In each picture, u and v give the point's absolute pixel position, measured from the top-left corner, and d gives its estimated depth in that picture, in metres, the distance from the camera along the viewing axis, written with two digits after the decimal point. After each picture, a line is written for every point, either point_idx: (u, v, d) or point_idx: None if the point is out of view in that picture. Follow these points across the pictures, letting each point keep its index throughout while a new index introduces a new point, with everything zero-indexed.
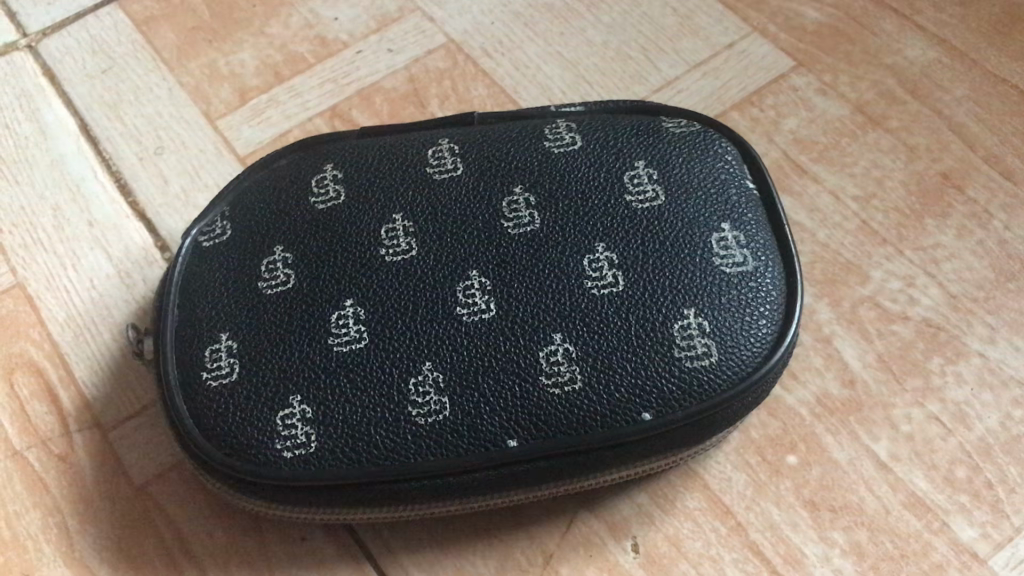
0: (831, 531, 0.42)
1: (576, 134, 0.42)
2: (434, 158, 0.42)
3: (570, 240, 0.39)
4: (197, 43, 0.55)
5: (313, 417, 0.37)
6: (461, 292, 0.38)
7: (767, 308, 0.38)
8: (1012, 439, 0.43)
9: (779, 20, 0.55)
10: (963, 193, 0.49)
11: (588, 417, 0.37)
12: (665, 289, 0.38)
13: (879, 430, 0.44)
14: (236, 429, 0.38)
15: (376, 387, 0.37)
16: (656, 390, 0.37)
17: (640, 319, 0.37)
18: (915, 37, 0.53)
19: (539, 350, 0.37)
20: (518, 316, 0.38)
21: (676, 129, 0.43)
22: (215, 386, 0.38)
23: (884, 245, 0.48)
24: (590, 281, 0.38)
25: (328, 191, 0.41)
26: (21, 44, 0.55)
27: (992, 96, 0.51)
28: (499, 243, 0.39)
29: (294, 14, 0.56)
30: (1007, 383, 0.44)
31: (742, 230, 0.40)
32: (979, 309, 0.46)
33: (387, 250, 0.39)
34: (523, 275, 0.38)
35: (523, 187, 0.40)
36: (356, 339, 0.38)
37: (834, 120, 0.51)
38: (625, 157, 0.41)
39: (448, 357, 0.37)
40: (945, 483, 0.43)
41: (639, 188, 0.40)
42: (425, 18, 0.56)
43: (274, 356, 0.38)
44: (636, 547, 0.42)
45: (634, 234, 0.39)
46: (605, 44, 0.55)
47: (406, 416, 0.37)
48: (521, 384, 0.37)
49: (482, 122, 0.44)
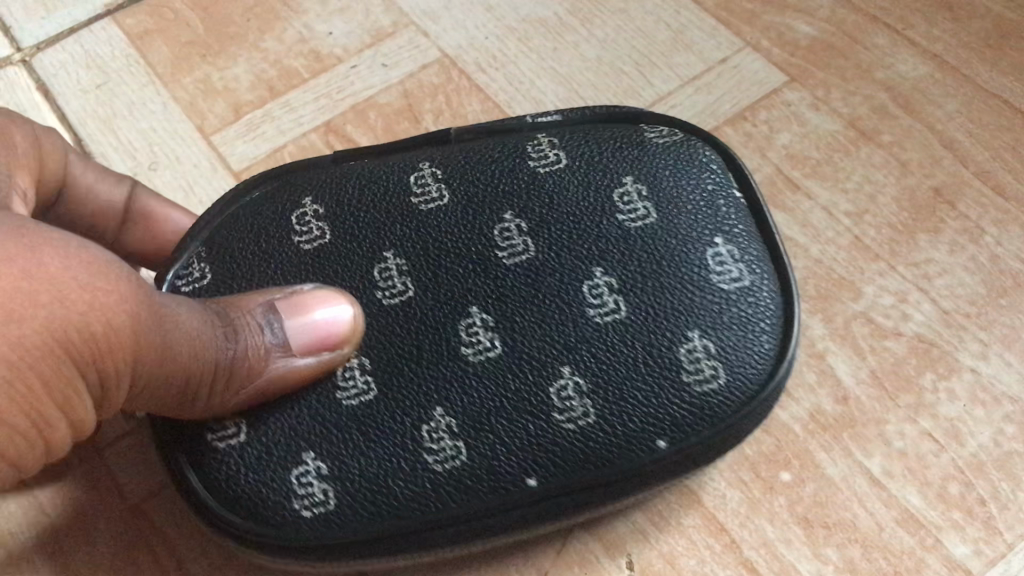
0: (825, 548, 0.42)
1: (560, 150, 0.41)
2: (418, 186, 0.41)
3: (567, 268, 0.39)
4: (192, 58, 0.55)
5: (329, 474, 0.37)
6: (462, 330, 0.38)
7: (769, 322, 0.38)
8: (1004, 455, 0.44)
9: (771, 34, 0.55)
10: (954, 208, 0.49)
11: (604, 449, 0.37)
12: (669, 313, 0.38)
13: (873, 446, 0.44)
14: (249, 492, 0.37)
15: (388, 437, 0.37)
16: (669, 418, 0.37)
17: (644, 346, 0.37)
18: (907, 51, 0.54)
19: (549, 387, 0.37)
20: (525, 354, 0.38)
21: (658, 139, 0.42)
22: (223, 448, 0.37)
23: (877, 260, 0.48)
24: (592, 309, 0.38)
25: (311, 229, 0.40)
26: (14, 59, 0.54)
27: (983, 111, 0.52)
28: (496, 276, 0.39)
29: (288, 29, 0.56)
30: (999, 399, 0.45)
31: (734, 242, 0.39)
32: (971, 325, 0.46)
33: (384, 293, 0.39)
34: (525, 310, 0.38)
35: (513, 213, 0.40)
36: (366, 391, 0.38)
37: (826, 135, 0.52)
38: (611, 175, 0.41)
39: (457, 399, 0.37)
40: (939, 500, 0.43)
41: (630, 206, 0.40)
42: (419, 33, 0.56)
43: (279, 413, 0.37)
44: (631, 564, 0.42)
45: (631, 257, 0.39)
46: (598, 59, 0.55)
47: (422, 463, 0.37)
48: (535, 423, 0.37)
49: (459, 137, 0.43)
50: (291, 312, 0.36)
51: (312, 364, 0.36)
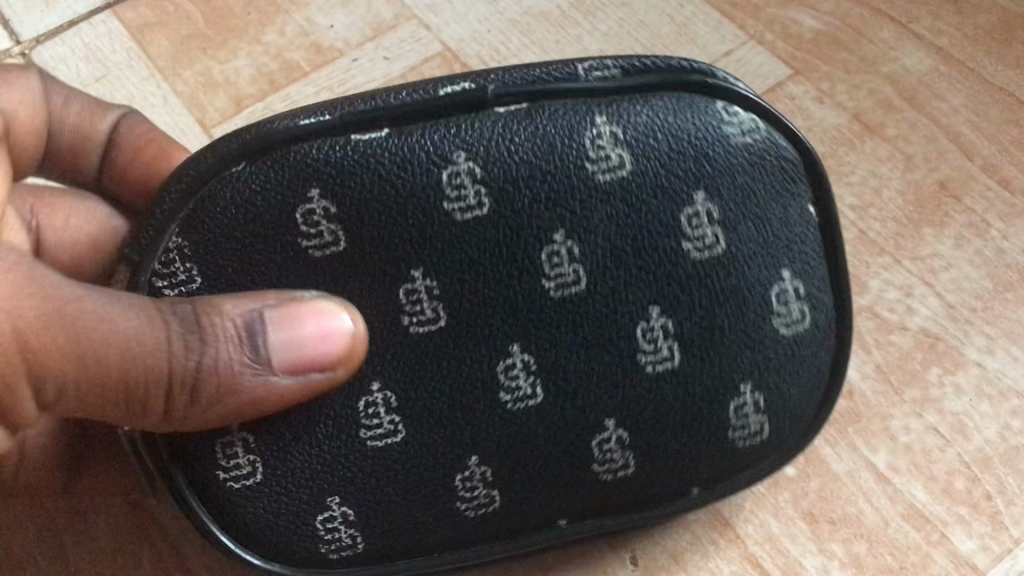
0: (830, 543, 0.42)
1: (625, 151, 0.34)
2: (451, 188, 0.33)
3: (623, 309, 0.35)
4: (192, 51, 0.55)
5: (355, 519, 0.36)
6: (502, 373, 0.35)
7: (814, 372, 0.38)
8: (1011, 450, 0.43)
9: (775, 27, 0.54)
10: (960, 202, 0.49)
11: (636, 490, 0.38)
12: (723, 366, 0.36)
13: (878, 441, 0.44)
14: (269, 529, 0.36)
15: (419, 482, 0.36)
16: (704, 462, 0.38)
17: (694, 399, 0.36)
18: (912, 45, 0.53)
19: (594, 439, 0.36)
20: (571, 404, 0.36)
21: (743, 136, 0.35)
22: (237, 487, 0.35)
23: (882, 254, 0.48)
24: (644, 356, 0.35)
25: (322, 235, 0.33)
26: (14, 52, 0.54)
27: (989, 105, 0.51)
28: (542, 314, 0.35)
29: (290, 21, 0.56)
30: (1005, 394, 0.44)
31: (801, 277, 0.36)
32: (977, 319, 0.46)
33: (411, 319, 0.34)
34: (572, 355, 0.35)
35: (565, 234, 0.34)
36: (393, 432, 0.35)
37: (831, 128, 0.51)
38: (682, 189, 0.34)
39: (495, 449, 0.36)
40: (945, 495, 0.42)
41: (698, 232, 0.35)
42: (421, 26, 0.56)
43: (300, 456, 0.35)
44: (635, 559, 0.42)
45: (692, 298, 0.35)
46: (601, 53, 0.54)
47: (455, 509, 0.37)
48: (574, 471, 0.37)
49: (500, 102, 0.33)
50: (274, 329, 0.32)
51: (298, 385, 0.33)
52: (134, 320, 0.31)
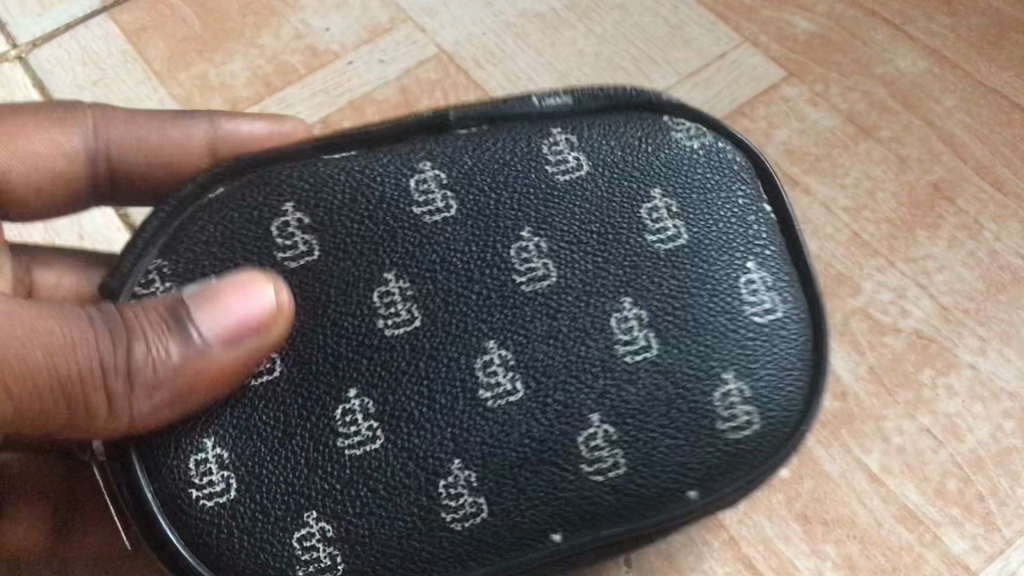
0: (824, 544, 0.42)
1: (579, 155, 0.35)
2: (419, 192, 0.34)
3: (595, 296, 0.34)
4: (188, 54, 0.55)
5: (336, 536, 0.32)
6: (479, 370, 0.33)
7: (801, 359, 0.35)
8: (1003, 451, 0.43)
9: (770, 30, 0.55)
10: (953, 204, 0.49)
11: (634, 500, 0.34)
12: (703, 351, 0.34)
13: (871, 442, 0.44)
14: (244, 556, 0.32)
15: (400, 493, 0.33)
16: (703, 465, 0.34)
17: (679, 388, 0.34)
18: (906, 46, 0.54)
19: (579, 435, 0.33)
20: (552, 398, 0.33)
21: (687, 142, 0.36)
22: (209, 507, 0.32)
23: (876, 256, 0.48)
24: (622, 346, 0.34)
25: (297, 244, 0.34)
26: (11, 55, 0.54)
27: (982, 106, 0.52)
28: (516, 307, 0.34)
29: (285, 24, 0.56)
30: (998, 395, 0.45)
31: (768, 266, 0.36)
32: (970, 320, 0.46)
33: (386, 322, 0.33)
34: (548, 346, 0.33)
35: (531, 230, 0.34)
36: (371, 439, 0.33)
37: (825, 130, 0.51)
38: (639, 184, 0.35)
39: (477, 451, 0.33)
40: (938, 496, 0.43)
41: (659, 225, 0.35)
42: (416, 29, 0.56)
43: (274, 471, 0.32)
44: (630, 562, 0.41)
45: (661, 287, 0.34)
46: (596, 55, 0.55)
47: (439, 522, 0.33)
48: (562, 475, 0.33)
49: (461, 123, 0.35)
50: (194, 301, 0.32)
51: (236, 350, 0.32)
52: (68, 311, 0.32)
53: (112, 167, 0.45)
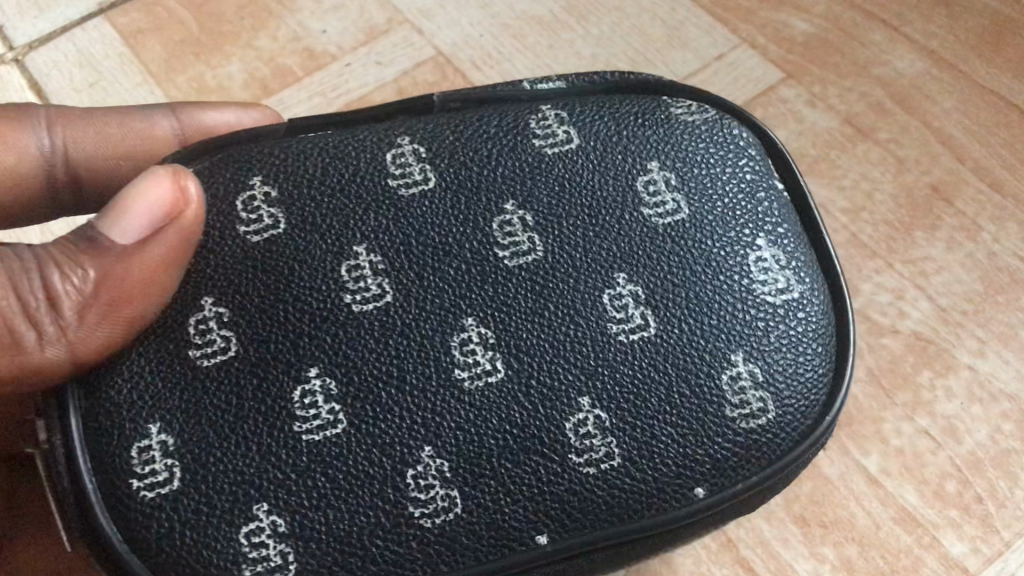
0: (822, 547, 0.42)
1: (570, 128, 0.33)
2: (397, 166, 0.32)
3: (585, 271, 0.31)
4: (185, 56, 0.55)
5: (287, 532, 0.29)
6: (456, 348, 0.30)
7: (817, 344, 0.32)
8: (1002, 453, 0.43)
9: (768, 31, 0.54)
10: (951, 205, 0.49)
11: (630, 499, 0.30)
12: (706, 330, 0.31)
13: (870, 444, 0.44)
14: (189, 552, 0.28)
15: (364, 483, 0.29)
16: (708, 460, 0.31)
17: (679, 370, 0.31)
18: (904, 48, 0.53)
19: (566, 421, 0.30)
20: (535, 382, 0.30)
21: (687, 116, 0.34)
22: (153, 499, 0.29)
23: (874, 257, 0.48)
24: (615, 324, 0.31)
25: (262, 217, 0.31)
26: (7, 57, 0.54)
27: (980, 107, 0.52)
28: (497, 281, 0.31)
29: (282, 26, 0.56)
30: (996, 397, 0.45)
31: (781, 245, 0.33)
32: (969, 322, 0.46)
33: (354, 297, 0.30)
34: (531, 324, 0.31)
35: (515, 203, 0.32)
36: (332, 423, 0.29)
37: (823, 132, 0.51)
38: (634, 155, 0.33)
39: (451, 437, 0.30)
40: (936, 498, 0.43)
41: (656, 198, 0.33)
42: (414, 31, 0.56)
43: (222, 460, 0.29)
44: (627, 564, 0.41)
45: (659, 260, 0.32)
46: (594, 57, 0.54)
47: (406, 518, 0.29)
48: (548, 466, 0.30)
49: (443, 106, 0.35)
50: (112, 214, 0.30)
51: (159, 245, 0.30)
52: None
53: (70, 174, 0.44)
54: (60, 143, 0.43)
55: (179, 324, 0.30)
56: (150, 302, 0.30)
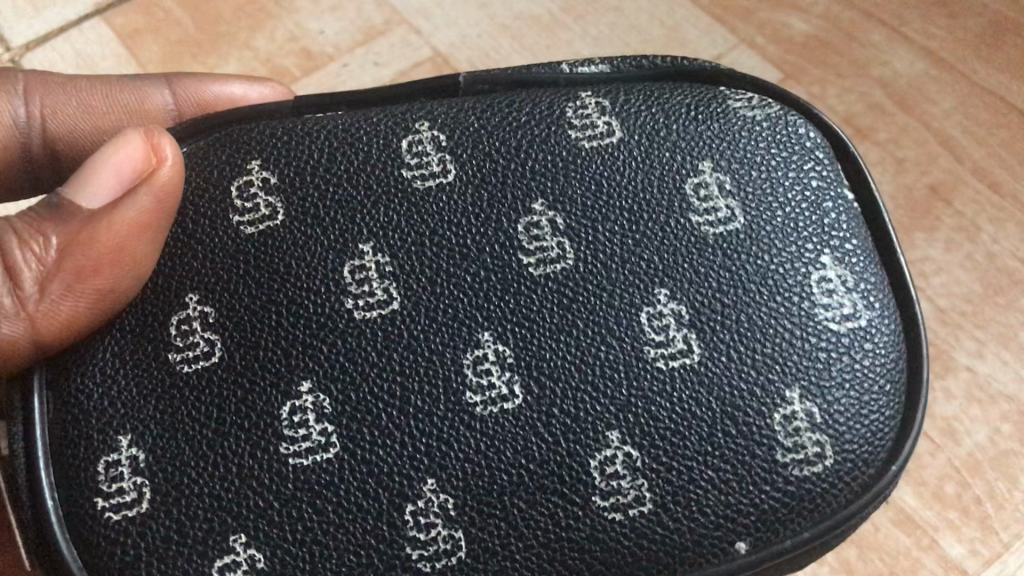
0: None
1: (611, 119, 0.30)
2: (412, 155, 0.29)
3: (620, 287, 0.28)
4: (182, 56, 0.55)
5: (265, 567, 0.26)
6: (468, 368, 0.27)
7: (887, 381, 0.28)
8: (1001, 455, 0.43)
9: (766, 31, 0.54)
10: (951, 206, 0.49)
11: (662, 551, 0.27)
12: (757, 360, 0.28)
13: None
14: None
15: (357, 519, 0.26)
16: (754, 511, 0.27)
17: (723, 405, 0.27)
18: (903, 48, 0.53)
19: (591, 459, 0.27)
20: (558, 414, 0.27)
21: (747, 111, 0.31)
22: (117, 521, 0.26)
23: None
24: (652, 347, 0.27)
25: (258, 207, 0.29)
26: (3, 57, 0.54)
27: (978, 108, 0.51)
28: (520, 292, 0.28)
29: (280, 27, 0.56)
30: (996, 399, 0.44)
31: (848, 263, 0.29)
32: (968, 323, 0.46)
33: (356, 304, 0.28)
34: (556, 343, 0.27)
35: (545, 202, 0.29)
36: (323, 446, 0.27)
37: None
38: (684, 152, 0.30)
39: (459, 469, 0.26)
40: (935, 500, 0.43)
41: (708, 203, 0.29)
42: (412, 30, 0.55)
43: (198, 482, 0.26)
44: None
45: (705, 274, 0.28)
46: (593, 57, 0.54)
47: (403, 558, 0.26)
48: (568, 509, 0.26)
49: (472, 87, 0.32)
50: (80, 180, 0.29)
51: (131, 207, 0.28)
52: None
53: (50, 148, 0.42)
54: (38, 112, 0.42)
55: (159, 326, 0.28)
56: (117, 274, 0.27)
